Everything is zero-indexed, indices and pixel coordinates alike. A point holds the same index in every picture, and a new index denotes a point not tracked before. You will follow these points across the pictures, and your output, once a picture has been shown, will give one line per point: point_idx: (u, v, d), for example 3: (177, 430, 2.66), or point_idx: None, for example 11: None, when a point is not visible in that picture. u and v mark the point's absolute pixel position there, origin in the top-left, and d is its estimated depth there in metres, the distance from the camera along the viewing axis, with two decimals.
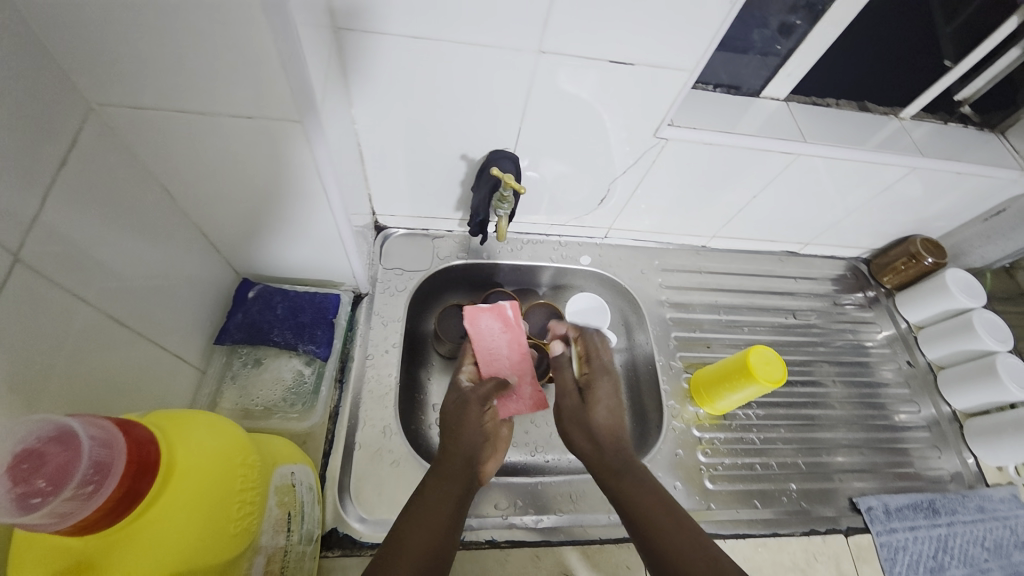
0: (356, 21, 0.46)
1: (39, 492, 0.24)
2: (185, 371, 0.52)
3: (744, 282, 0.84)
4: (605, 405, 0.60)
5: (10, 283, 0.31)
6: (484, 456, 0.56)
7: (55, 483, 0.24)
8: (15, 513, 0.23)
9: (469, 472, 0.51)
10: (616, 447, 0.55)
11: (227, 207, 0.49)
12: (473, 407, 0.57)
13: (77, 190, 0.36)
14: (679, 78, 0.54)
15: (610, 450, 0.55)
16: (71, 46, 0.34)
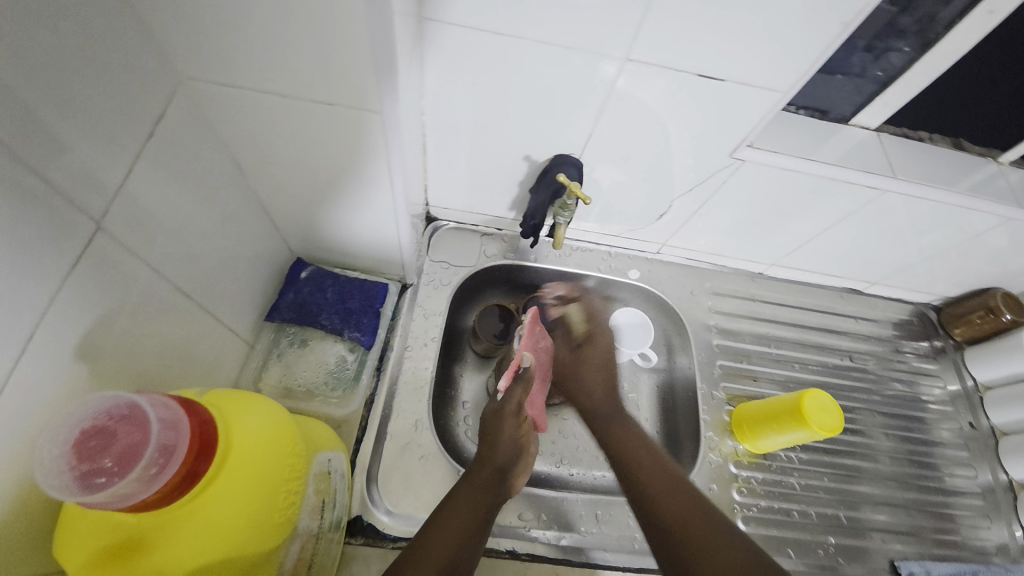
0: (442, 11, 0.45)
1: (105, 472, 0.24)
2: (235, 344, 0.53)
3: (800, 315, 0.80)
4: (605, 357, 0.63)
5: (91, 250, 0.32)
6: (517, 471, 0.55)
7: (120, 465, 0.25)
8: (80, 491, 0.23)
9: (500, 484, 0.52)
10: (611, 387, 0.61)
11: (293, 186, 0.49)
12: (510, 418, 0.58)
13: (162, 161, 0.37)
14: (771, 98, 0.51)
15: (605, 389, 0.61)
16: (168, 19, 0.34)
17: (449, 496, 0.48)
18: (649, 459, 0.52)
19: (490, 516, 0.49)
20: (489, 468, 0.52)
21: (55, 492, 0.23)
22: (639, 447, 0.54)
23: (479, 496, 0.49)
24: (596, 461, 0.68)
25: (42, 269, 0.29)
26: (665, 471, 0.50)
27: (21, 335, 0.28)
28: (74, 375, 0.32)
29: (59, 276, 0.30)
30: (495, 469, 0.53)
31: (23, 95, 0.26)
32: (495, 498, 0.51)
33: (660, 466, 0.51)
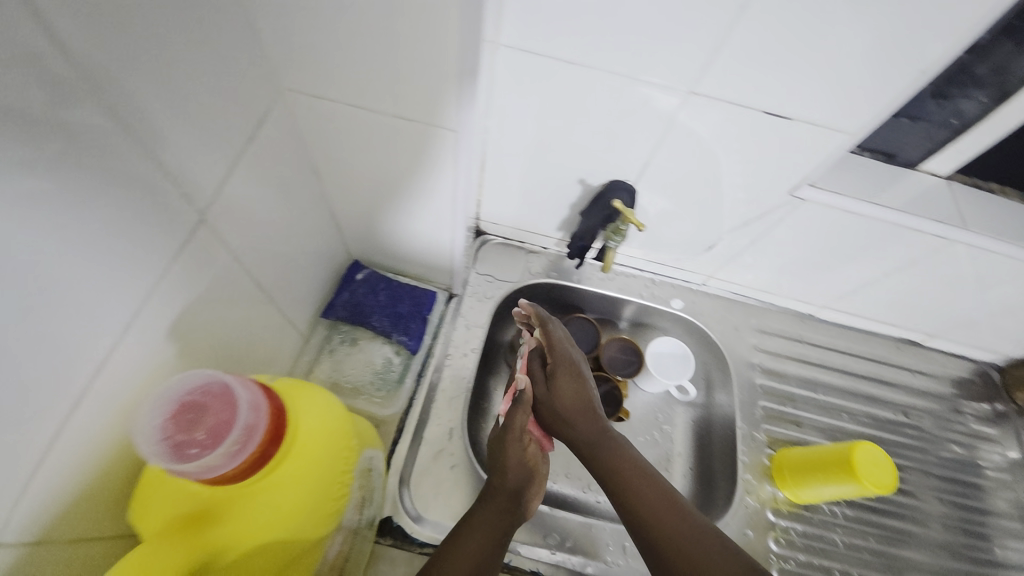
0: (520, 39, 0.47)
1: (197, 444, 0.26)
2: (293, 337, 0.55)
3: (850, 363, 0.77)
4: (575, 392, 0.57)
5: (194, 240, 0.35)
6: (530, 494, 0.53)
7: (209, 439, 0.27)
8: (172, 460, 0.25)
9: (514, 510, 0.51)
10: (590, 417, 0.56)
11: (362, 193, 0.52)
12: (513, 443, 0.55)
13: (258, 163, 0.40)
14: (840, 140, 0.51)
15: (583, 422, 0.56)
16: (281, 35, 0.37)
17: (465, 522, 0.48)
18: (646, 488, 0.51)
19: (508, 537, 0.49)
20: (503, 495, 0.50)
21: (152, 459, 0.25)
22: (635, 474, 0.52)
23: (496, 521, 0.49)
24: None
25: (151, 255, 0.32)
26: (665, 498, 0.50)
27: (128, 314, 0.31)
28: (165, 352, 0.35)
29: (164, 263, 0.33)
30: (507, 494, 0.51)
31: (157, 101, 0.29)
32: (511, 520, 0.50)
33: (662, 495, 0.50)
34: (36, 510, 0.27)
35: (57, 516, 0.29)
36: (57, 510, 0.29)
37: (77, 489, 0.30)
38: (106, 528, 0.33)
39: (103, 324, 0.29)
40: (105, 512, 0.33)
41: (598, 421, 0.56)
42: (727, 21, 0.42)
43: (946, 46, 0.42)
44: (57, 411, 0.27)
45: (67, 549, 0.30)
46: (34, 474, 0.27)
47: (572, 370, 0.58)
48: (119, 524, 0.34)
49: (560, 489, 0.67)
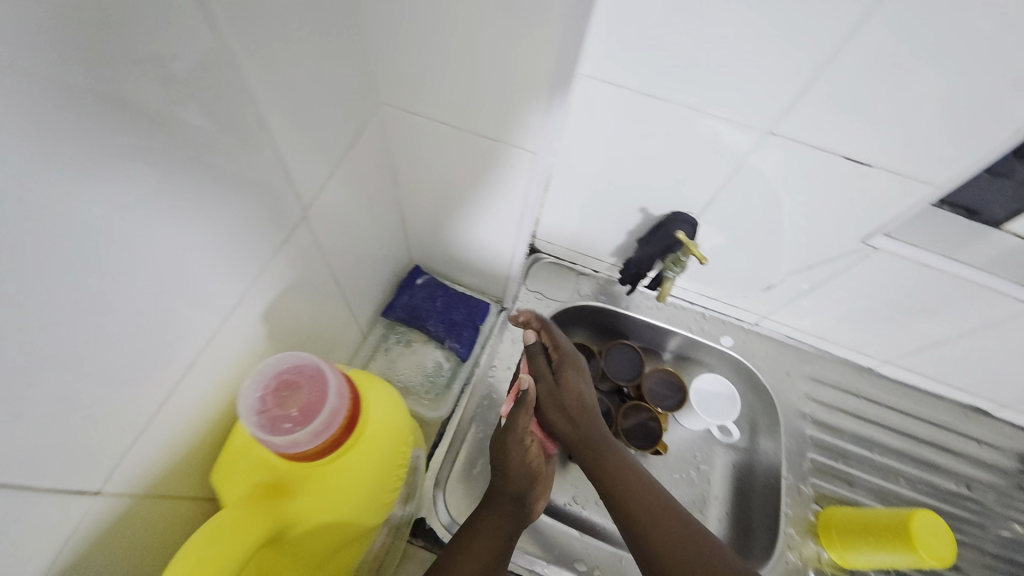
0: (602, 69, 0.49)
1: (290, 419, 0.29)
2: (354, 332, 0.58)
3: (910, 424, 0.72)
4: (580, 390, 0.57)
5: (293, 232, 0.39)
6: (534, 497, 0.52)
7: (300, 417, 0.29)
8: (266, 432, 0.28)
9: (516, 514, 0.50)
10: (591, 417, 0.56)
11: (434, 202, 0.55)
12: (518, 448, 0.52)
13: (351, 169, 0.44)
14: (923, 193, 0.49)
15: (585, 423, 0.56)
16: (390, 55, 0.41)
17: (468, 527, 0.48)
18: (641, 489, 0.52)
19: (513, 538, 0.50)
20: (503, 499, 0.50)
21: (248, 427, 0.27)
22: (630, 477, 0.53)
23: (498, 523, 0.49)
24: None
25: (257, 246, 0.35)
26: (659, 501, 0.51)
27: (231, 297, 0.34)
28: (255, 334, 0.38)
29: (265, 254, 0.36)
30: (510, 497, 0.50)
31: (280, 110, 0.33)
32: (515, 525, 0.50)
33: (656, 499, 0.51)
34: (139, 463, 0.31)
35: (157, 468, 0.33)
36: (154, 466, 0.32)
37: (172, 449, 0.33)
38: (189, 488, 0.37)
39: (211, 305, 0.33)
40: (191, 473, 0.36)
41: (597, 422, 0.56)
42: (815, 64, 0.43)
43: None
44: (170, 374, 0.31)
45: (157, 502, 0.33)
46: (148, 425, 0.30)
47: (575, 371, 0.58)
48: (198, 486, 0.38)
49: (590, 516, 0.66)
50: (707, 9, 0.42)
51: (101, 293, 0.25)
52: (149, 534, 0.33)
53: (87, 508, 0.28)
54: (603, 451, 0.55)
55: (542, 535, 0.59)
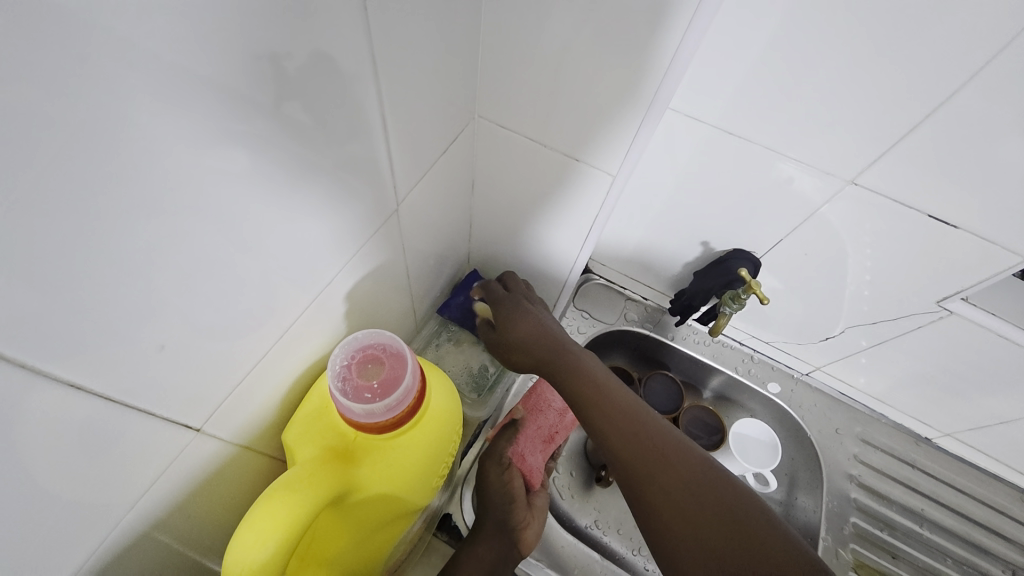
0: (685, 104, 0.50)
1: (368, 392, 0.31)
2: (410, 325, 0.62)
3: (968, 504, 0.68)
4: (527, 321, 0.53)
5: (384, 224, 0.42)
6: (522, 521, 0.52)
7: (375, 394, 0.32)
8: (349, 397, 0.31)
9: (503, 540, 0.51)
10: (546, 345, 0.51)
11: (505, 211, 0.58)
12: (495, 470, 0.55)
13: (438, 172, 0.47)
14: (1009, 261, 0.48)
15: (541, 352, 0.51)
16: (492, 71, 0.44)
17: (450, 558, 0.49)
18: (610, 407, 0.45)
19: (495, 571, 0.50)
20: (486, 525, 0.51)
21: (333, 391, 0.30)
22: (594, 388, 0.47)
23: (482, 554, 0.49)
24: None
25: (353, 233, 0.39)
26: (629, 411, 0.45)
27: (323, 274, 0.38)
28: (336, 313, 0.42)
29: (358, 242, 0.40)
30: (494, 524, 0.51)
31: (392, 113, 0.36)
32: (499, 553, 0.50)
33: (626, 413, 0.45)
34: (232, 410, 0.34)
35: (241, 421, 0.36)
36: (241, 416, 0.36)
37: (256, 405, 0.37)
38: (261, 444, 0.40)
39: (308, 280, 0.36)
40: (265, 430, 0.39)
41: (560, 348, 0.51)
42: (909, 120, 0.42)
43: None
44: (266, 335, 0.34)
45: (236, 451, 0.37)
46: (243, 379, 0.34)
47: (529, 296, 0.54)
48: (267, 443, 0.41)
49: (611, 543, 0.65)
50: (801, 56, 0.42)
51: (230, 256, 0.28)
52: (225, 480, 0.37)
53: (187, 442, 0.32)
54: (569, 372, 0.49)
55: (563, 552, 0.59)
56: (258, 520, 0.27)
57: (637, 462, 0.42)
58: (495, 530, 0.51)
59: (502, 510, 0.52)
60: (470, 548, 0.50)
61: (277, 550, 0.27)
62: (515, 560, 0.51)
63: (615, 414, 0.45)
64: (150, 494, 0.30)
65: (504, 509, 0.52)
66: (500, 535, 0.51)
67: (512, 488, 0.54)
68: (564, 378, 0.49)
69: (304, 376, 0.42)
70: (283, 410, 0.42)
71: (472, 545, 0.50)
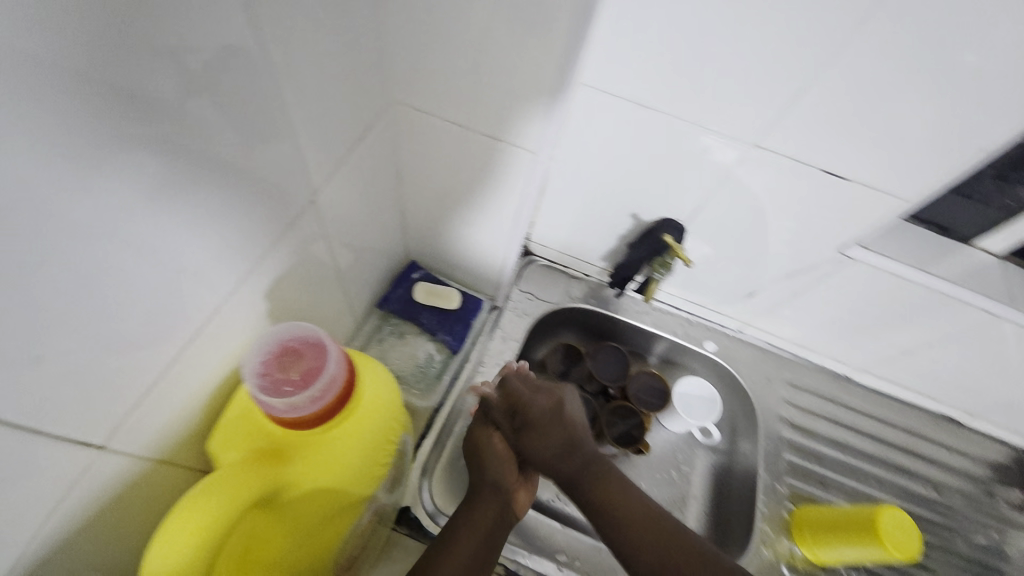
0: (599, 79, 0.51)
1: (291, 384, 0.31)
2: (349, 322, 0.61)
3: (884, 430, 0.75)
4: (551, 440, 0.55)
5: (302, 215, 0.41)
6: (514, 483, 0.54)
7: (300, 383, 0.31)
8: (271, 392, 0.30)
9: (500, 500, 0.52)
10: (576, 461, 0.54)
11: (435, 198, 0.58)
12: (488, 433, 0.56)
13: (358, 160, 0.46)
14: (893, 205, 0.52)
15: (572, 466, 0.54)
16: (401, 53, 0.44)
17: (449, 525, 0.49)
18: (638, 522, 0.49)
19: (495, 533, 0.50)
20: (481, 486, 0.52)
21: (250, 387, 0.29)
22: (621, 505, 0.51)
23: (483, 515, 0.50)
24: None
25: (265, 228, 0.37)
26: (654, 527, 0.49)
27: (238, 269, 0.36)
28: (257, 312, 0.40)
29: (272, 236, 0.38)
30: (489, 485, 0.52)
31: (295, 97, 0.35)
32: (497, 511, 0.51)
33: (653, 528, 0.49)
34: (146, 417, 0.33)
35: (156, 430, 0.34)
36: (157, 423, 0.34)
37: (175, 411, 0.35)
38: (183, 455, 0.38)
39: (219, 278, 0.35)
40: (193, 437, 0.38)
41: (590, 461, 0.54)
42: (797, 81, 0.46)
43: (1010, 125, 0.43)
44: (176, 337, 0.33)
45: (157, 462, 0.35)
46: (151, 386, 0.32)
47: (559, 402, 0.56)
48: (191, 455, 0.39)
49: (571, 511, 0.67)
50: (696, 26, 0.45)
51: (121, 259, 0.27)
52: (143, 496, 0.35)
53: (94, 456, 0.30)
54: (600, 485, 0.53)
55: (524, 524, 0.60)
56: (171, 532, 0.26)
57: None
58: (491, 490, 0.52)
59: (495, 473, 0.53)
60: (467, 515, 0.50)
61: (194, 559, 0.27)
62: (511, 526, 0.52)
63: (641, 531, 0.49)
64: (56, 517, 0.28)
65: (500, 473, 0.53)
66: (494, 497, 0.52)
67: (504, 449, 0.56)
68: (592, 494, 0.52)
69: (231, 380, 0.41)
70: (211, 418, 0.41)
71: (468, 512, 0.50)
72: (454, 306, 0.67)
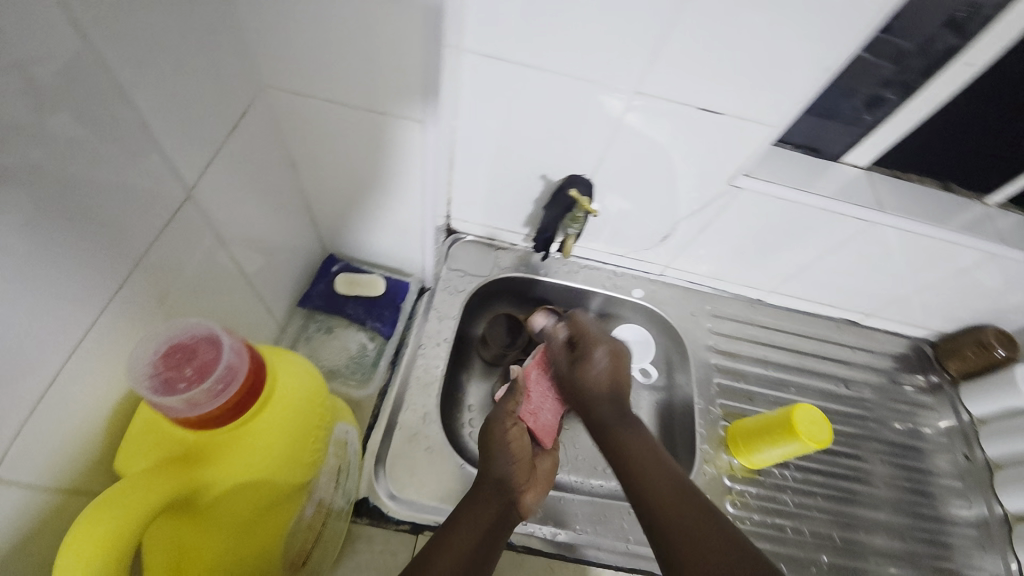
0: (480, 43, 0.51)
1: (185, 379, 0.30)
2: (268, 324, 0.60)
3: (797, 341, 0.83)
4: (599, 370, 0.60)
5: (178, 214, 0.39)
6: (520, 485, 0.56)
7: (196, 376, 0.30)
8: (163, 390, 0.29)
9: (501, 498, 0.53)
10: (611, 393, 0.59)
11: (334, 184, 0.56)
12: (503, 427, 0.59)
13: (232, 153, 0.44)
14: (765, 133, 0.57)
15: (601, 399, 0.59)
16: (260, 34, 0.42)
17: (449, 520, 0.49)
18: (663, 481, 0.50)
19: (499, 527, 0.51)
20: (486, 483, 0.53)
21: (136, 387, 0.28)
22: (647, 459, 0.52)
23: (481, 512, 0.51)
24: (593, 470, 0.70)
25: (134, 232, 0.35)
26: (675, 488, 0.49)
27: (116, 276, 0.34)
28: (141, 319, 0.38)
29: (143, 241, 0.36)
30: (493, 483, 0.54)
31: (145, 92, 0.33)
32: (499, 508, 0.52)
33: (674, 488, 0.49)
34: (26, 449, 0.30)
35: (47, 459, 0.32)
36: (45, 453, 0.32)
37: (65, 437, 0.33)
38: (87, 483, 0.36)
39: (87, 294, 0.32)
40: (96, 459, 0.36)
41: (623, 399, 0.59)
42: (661, 25, 0.48)
43: (844, 49, 0.48)
44: (52, 357, 0.31)
45: (58, 493, 0.33)
46: (33, 412, 0.30)
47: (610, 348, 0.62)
48: (99, 481, 0.37)
49: None
50: None
51: None
52: (48, 534, 0.33)
53: None
54: (620, 441, 0.55)
55: None
56: (78, 538, 0.25)
57: (677, 535, 0.45)
58: (497, 487, 0.53)
59: (501, 472, 0.55)
60: (468, 512, 0.50)
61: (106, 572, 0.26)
62: (512, 522, 0.53)
63: (660, 487, 0.49)
64: None
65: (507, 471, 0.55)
66: (494, 494, 0.53)
67: (517, 451, 0.58)
68: (618, 444, 0.54)
69: (134, 397, 0.39)
70: (116, 441, 0.38)
71: (468, 506, 0.51)
72: (378, 292, 0.67)
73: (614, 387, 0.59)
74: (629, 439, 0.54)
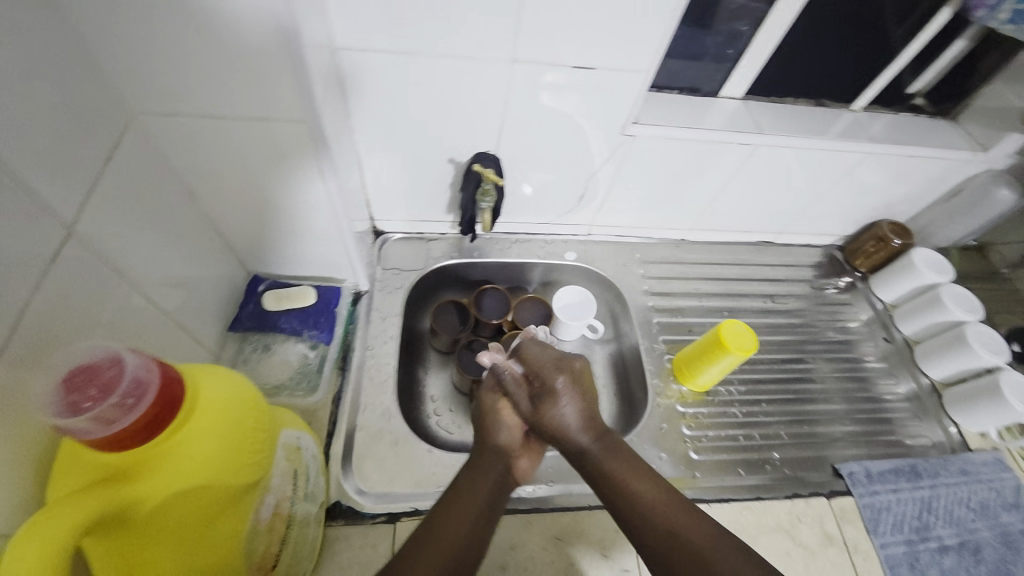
0: (352, 40, 0.53)
1: (91, 398, 0.31)
2: (201, 353, 0.59)
3: (723, 270, 0.89)
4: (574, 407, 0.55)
5: (64, 250, 0.38)
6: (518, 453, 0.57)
7: (103, 392, 0.31)
8: (72, 411, 0.30)
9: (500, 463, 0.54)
10: (591, 431, 0.55)
11: (236, 202, 0.56)
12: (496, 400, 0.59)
13: (115, 183, 0.44)
14: (635, 79, 0.61)
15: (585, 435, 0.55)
16: (116, 62, 0.41)
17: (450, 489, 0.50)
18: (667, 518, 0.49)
19: (496, 495, 0.51)
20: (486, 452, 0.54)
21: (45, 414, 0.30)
22: (650, 495, 0.51)
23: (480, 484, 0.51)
24: None
25: (20, 275, 0.35)
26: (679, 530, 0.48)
27: (8, 320, 0.34)
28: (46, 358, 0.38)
29: (29, 285, 0.35)
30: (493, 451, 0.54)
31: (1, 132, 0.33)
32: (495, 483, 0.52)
33: (677, 526, 0.48)
34: None
35: None
36: None
37: None
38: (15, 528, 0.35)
39: None
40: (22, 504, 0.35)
41: (602, 435, 0.55)
42: None
43: None
44: None
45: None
46: None
47: (572, 377, 0.56)
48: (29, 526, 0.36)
49: None
50: None
51: None
52: None
53: None
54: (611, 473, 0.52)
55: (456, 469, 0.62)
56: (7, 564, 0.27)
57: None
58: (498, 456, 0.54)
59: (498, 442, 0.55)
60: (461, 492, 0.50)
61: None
62: (508, 492, 0.54)
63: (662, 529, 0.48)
64: None
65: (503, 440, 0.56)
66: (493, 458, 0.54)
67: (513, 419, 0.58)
68: (611, 472, 0.52)
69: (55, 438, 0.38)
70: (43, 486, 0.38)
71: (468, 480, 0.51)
72: (310, 301, 0.68)
73: (590, 428, 0.55)
74: (628, 474, 0.52)
